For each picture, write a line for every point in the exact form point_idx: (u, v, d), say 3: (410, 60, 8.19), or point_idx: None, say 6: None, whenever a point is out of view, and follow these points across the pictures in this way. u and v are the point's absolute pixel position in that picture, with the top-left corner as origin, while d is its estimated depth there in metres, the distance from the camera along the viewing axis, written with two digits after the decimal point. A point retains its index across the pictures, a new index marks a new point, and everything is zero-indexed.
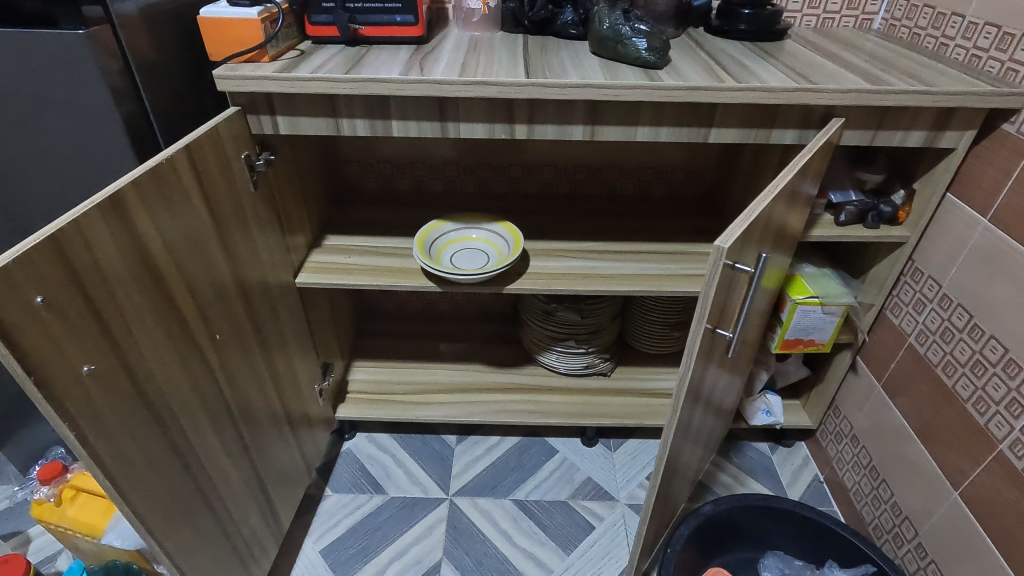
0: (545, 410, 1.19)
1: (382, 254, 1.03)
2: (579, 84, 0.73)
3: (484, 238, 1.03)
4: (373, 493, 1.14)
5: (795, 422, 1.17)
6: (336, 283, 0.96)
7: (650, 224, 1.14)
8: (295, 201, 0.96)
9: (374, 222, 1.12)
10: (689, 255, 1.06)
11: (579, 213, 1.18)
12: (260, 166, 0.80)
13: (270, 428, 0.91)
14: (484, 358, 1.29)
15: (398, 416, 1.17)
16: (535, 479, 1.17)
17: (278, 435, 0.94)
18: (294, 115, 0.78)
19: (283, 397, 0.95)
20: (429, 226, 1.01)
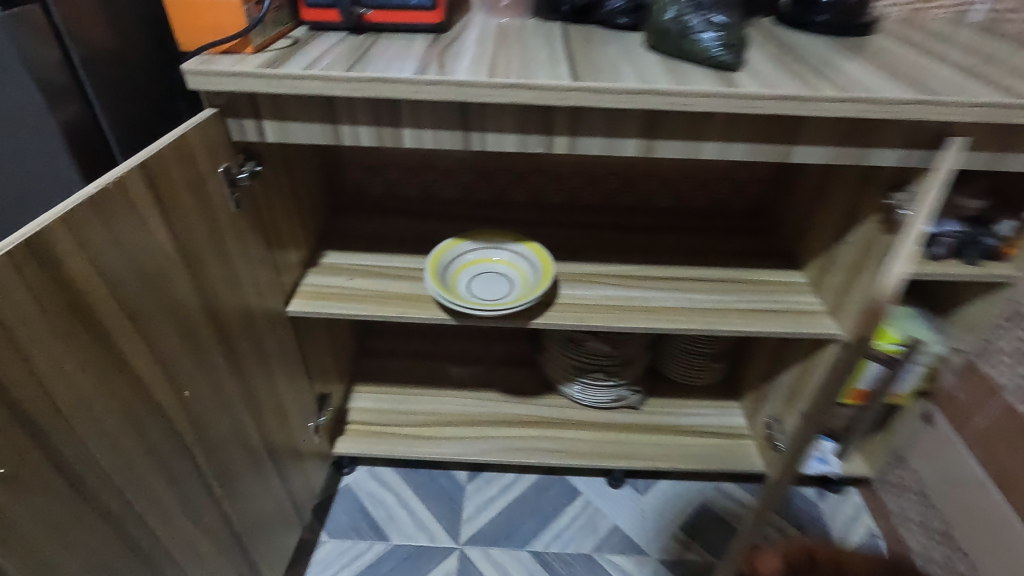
0: (568, 449, 1.06)
1: (388, 276, 0.89)
2: (639, 89, 0.58)
3: (506, 261, 0.89)
4: (374, 541, 1.01)
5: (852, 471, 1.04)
6: (334, 312, 0.83)
7: (694, 244, 1.00)
8: (287, 216, 0.82)
9: (378, 235, 0.98)
10: (743, 283, 0.92)
11: (612, 228, 1.03)
12: (243, 180, 0.66)
13: (257, 483, 0.78)
14: (500, 385, 1.16)
15: (403, 452, 1.05)
16: (555, 526, 1.05)
17: (266, 488, 0.82)
18: (284, 120, 0.64)
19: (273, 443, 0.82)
20: (442, 246, 0.87)
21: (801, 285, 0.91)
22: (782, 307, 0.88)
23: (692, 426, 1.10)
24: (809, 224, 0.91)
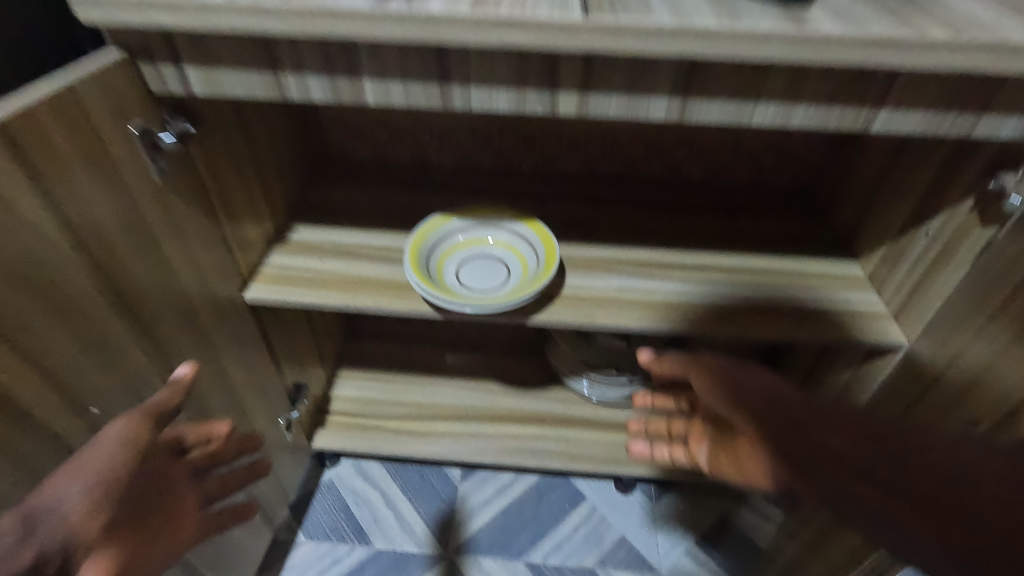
0: (572, 452, 0.95)
1: (365, 259, 0.76)
2: (673, 29, 0.43)
3: (503, 243, 0.75)
4: (355, 545, 0.93)
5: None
6: (298, 302, 0.71)
7: (730, 226, 0.85)
8: (245, 185, 0.69)
9: (359, 207, 0.84)
10: (784, 275, 0.77)
11: (632, 204, 0.88)
12: (169, 144, 0.53)
13: None
14: (501, 375, 1.03)
15: (389, 450, 0.95)
16: (555, 535, 0.95)
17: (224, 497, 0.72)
18: (211, 66, 0.51)
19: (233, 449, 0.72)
20: (426, 225, 0.74)
21: (858, 280, 0.76)
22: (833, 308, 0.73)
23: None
24: (874, 207, 0.75)
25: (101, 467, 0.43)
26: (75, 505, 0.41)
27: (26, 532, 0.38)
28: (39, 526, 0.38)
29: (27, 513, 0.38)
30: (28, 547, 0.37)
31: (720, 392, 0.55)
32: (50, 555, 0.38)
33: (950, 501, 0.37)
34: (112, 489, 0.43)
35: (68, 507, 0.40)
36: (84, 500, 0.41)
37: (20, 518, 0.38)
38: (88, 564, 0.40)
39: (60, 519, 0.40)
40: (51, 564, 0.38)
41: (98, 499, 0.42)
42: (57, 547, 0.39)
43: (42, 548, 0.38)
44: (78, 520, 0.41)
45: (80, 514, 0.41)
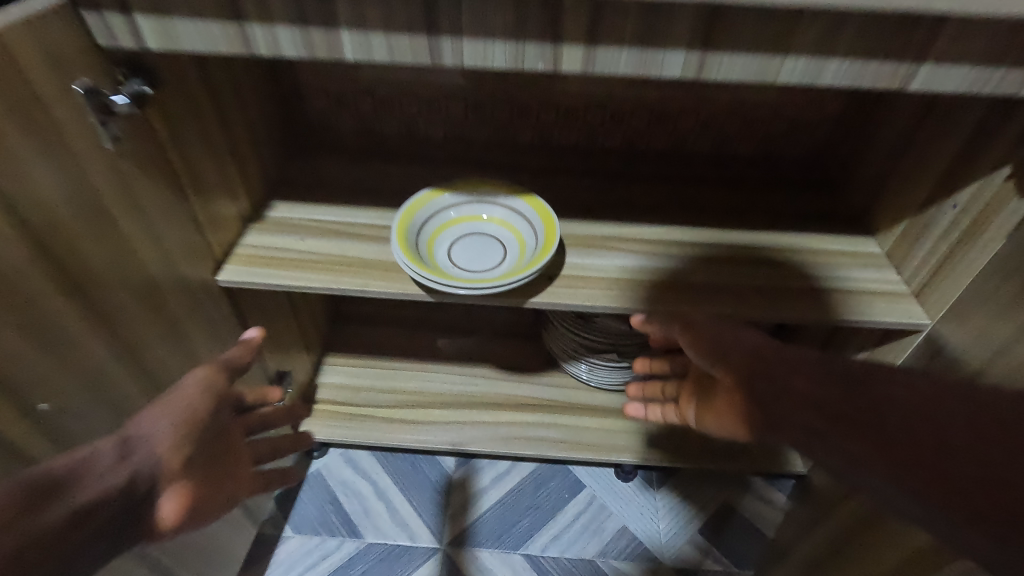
0: (571, 439, 0.91)
1: (349, 237, 0.71)
2: None
3: (499, 219, 0.69)
4: (345, 539, 0.89)
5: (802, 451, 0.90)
6: (276, 284, 0.66)
7: (739, 201, 0.80)
8: (216, 158, 0.63)
9: (343, 182, 0.79)
10: (797, 252, 0.73)
11: (634, 179, 0.83)
12: (122, 107, 0.47)
13: None
14: (496, 360, 0.99)
15: (380, 439, 0.91)
16: (554, 525, 0.91)
17: None
18: (166, 15, 0.46)
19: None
20: (415, 200, 0.68)
21: (874, 257, 0.72)
22: (850, 286, 0.69)
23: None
24: (894, 180, 0.71)
25: (181, 413, 0.51)
26: (159, 441, 0.48)
27: (121, 457, 0.46)
28: (132, 454, 0.46)
29: (121, 445, 0.46)
30: (123, 468, 0.45)
31: (708, 355, 0.53)
32: (139, 477, 0.46)
33: (913, 447, 0.39)
34: (194, 428, 0.52)
35: (157, 438, 0.49)
36: (169, 437, 0.49)
37: (116, 444, 0.46)
38: (169, 492, 0.48)
39: (146, 452, 0.47)
40: (141, 482, 0.46)
41: (180, 437, 0.50)
42: (145, 470, 0.47)
43: (133, 471, 0.46)
44: (161, 453, 0.48)
45: (163, 448, 0.48)
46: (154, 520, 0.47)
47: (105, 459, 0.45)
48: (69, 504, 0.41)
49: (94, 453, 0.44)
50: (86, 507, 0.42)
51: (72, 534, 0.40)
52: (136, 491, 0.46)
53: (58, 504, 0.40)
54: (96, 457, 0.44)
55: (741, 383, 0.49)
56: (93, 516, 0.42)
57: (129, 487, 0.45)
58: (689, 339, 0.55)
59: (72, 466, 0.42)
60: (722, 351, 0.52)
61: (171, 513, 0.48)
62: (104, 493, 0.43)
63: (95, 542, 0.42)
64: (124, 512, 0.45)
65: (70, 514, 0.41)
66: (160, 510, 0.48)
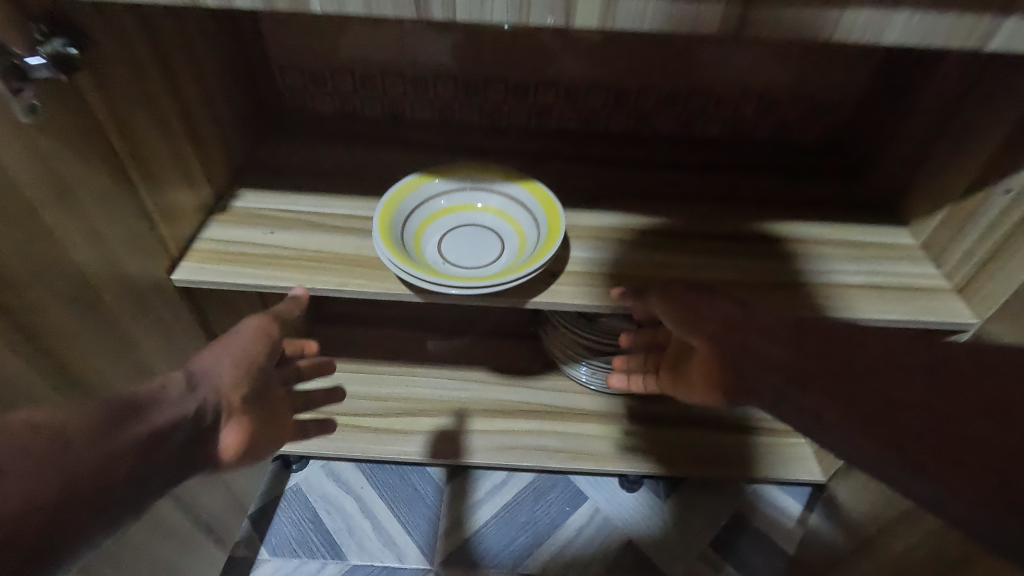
0: (572, 448, 0.84)
1: (324, 230, 0.63)
2: None
3: (494, 209, 0.62)
4: (327, 561, 0.82)
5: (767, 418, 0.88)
6: (241, 284, 0.57)
7: (755, 190, 0.74)
8: (167, 141, 0.55)
9: (318, 168, 0.70)
10: (824, 245, 0.67)
11: (641, 165, 0.76)
12: (40, 71, 0.39)
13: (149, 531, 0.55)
14: (490, 363, 0.91)
15: (364, 451, 0.83)
16: (554, 540, 0.85)
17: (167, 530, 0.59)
18: None
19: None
20: (399, 187, 0.60)
21: (883, 250, 0.67)
22: (848, 284, 0.64)
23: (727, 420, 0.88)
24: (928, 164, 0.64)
25: (240, 352, 0.50)
26: (224, 373, 0.48)
27: (190, 387, 0.45)
28: (203, 384, 0.46)
29: (193, 374, 0.46)
30: (195, 396, 0.45)
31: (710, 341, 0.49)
32: (207, 407, 0.45)
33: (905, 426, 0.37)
34: (254, 368, 0.50)
35: (219, 375, 0.48)
36: (233, 370, 0.48)
37: (185, 374, 0.45)
38: (230, 424, 0.48)
39: (214, 385, 0.47)
40: (211, 411, 0.46)
41: (240, 376, 0.49)
42: (213, 400, 0.46)
43: (204, 401, 0.45)
44: (225, 387, 0.48)
45: (227, 382, 0.48)
46: (218, 450, 0.47)
47: (176, 389, 0.44)
48: (150, 423, 0.40)
49: (168, 382, 0.44)
50: (162, 430, 0.41)
51: (151, 454, 0.40)
52: (203, 422, 0.45)
53: (139, 424, 0.40)
54: (171, 386, 0.44)
55: (721, 355, 0.47)
56: (168, 439, 0.41)
57: (200, 415, 0.44)
58: (664, 307, 0.52)
59: (148, 393, 0.42)
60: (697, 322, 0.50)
61: (232, 443, 0.48)
62: (177, 419, 0.42)
63: (170, 466, 0.41)
64: (193, 441, 0.44)
65: (149, 435, 0.40)
66: (222, 441, 0.47)
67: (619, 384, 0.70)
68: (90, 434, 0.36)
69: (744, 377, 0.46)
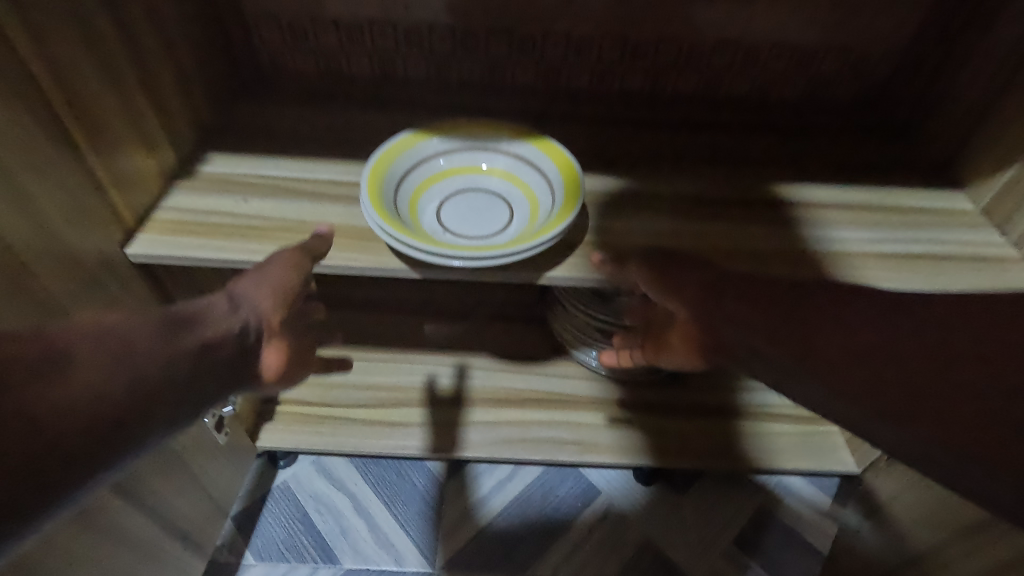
0: (584, 440, 0.77)
1: (304, 198, 0.55)
2: None
3: (502, 172, 0.54)
4: (319, 565, 0.75)
5: (768, 402, 0.81)
6: (208, 258, 0.50)
7: (788, 155, 0.66)
8: (102, 96, 0.47)
9: (298, 130, 0.62)
10: (881, 209, 0.61)
11: (661, 129, 0.68)
12: None
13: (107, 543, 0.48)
14: (493, 349, 0.84)
15: (357, 448, 0.76)
16: (566, 540, 0.78)
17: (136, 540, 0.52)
18: None
19: (138, 478, 0.51)
20: (392, 147, 0.51)
21: (890, 213, 0.61)
22: (849, 248, 0.58)
23: (752, 409, 0.81)
24: None
25: (279, 277, 0.46)
26: (263, 296, 0.45)
27: (232, 308, 0.43)
28: (243, 305, 0.44)
29: (231, 295, 0.43)
30: (236, 316, 0.43)
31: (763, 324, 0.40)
32: (249, 328, 0.43)
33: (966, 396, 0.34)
34: (293, 293, 0.47)
35: (258, 299, 0.45)
36: (271, 292, 0.45)
37: (226, 296, 0.43)
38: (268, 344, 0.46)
39: (253, 307, 0.44)
40: (253, 331, 0.43)
41: (281, 301, 0.46)
42: (255, 321, 0.44)
43: (246, 320, 0.43)
44: (265, 309, 0.45)
45: (267, 304, 0.45)
46: (260, 370, 0.45)
47: (218, 308, 0.42)
48: (197, 337, 0.39)
49: (207, 305, 0.42)
50: (212, 343, 0.40)
51: (202, 367, 0.38)
52: (248, 342, 0.43)
53: (188, 336, 0.38)
54: (212, 306, 0.42)
55: (711, 329, 0.43)
56: (217, 353, 0.40)
57: (243, 334, 0.42)
58: (642, 276, 0.48)
59: (191, 311, 0.41)
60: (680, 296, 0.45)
61: (273, 364, 0.46)
62: (223, 336, 0.41)
63: (220, 380, 0.40)
64: (237, 362, 0.42)
65: (201, 345, 0.39)
66: (262, 360, 0.45)
67: (609, 360, 0.64)
68: (138, 348, 0.35)
69: (784, 359, 0.40)
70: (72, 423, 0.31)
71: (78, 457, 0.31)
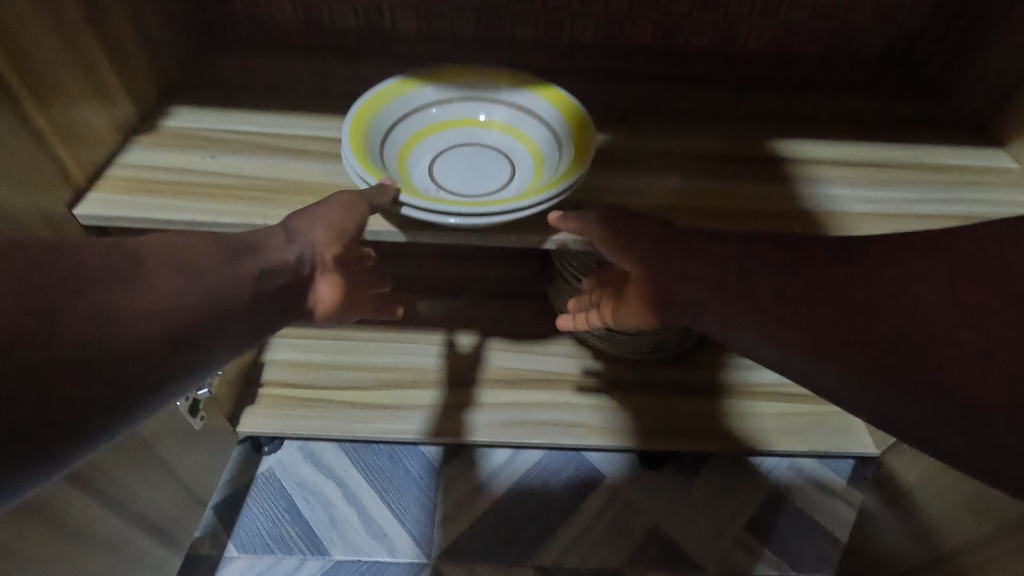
0: (589, 423, 0.72)
1: (280, 156, 0.50)
2: None
3: (501, 125, 0.49)
4: (307, 557, 0.70)
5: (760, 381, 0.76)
6: (169, 218, 0.45)
7: (811, 115, 0.60)
8: (36, 34, 0.40)
9: (273, 85, 0.56)
10: (912, 168, 0.57)
11: (673, 87, 0.62)
12: None
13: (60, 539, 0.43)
14: (491, 327, 0.78)
15: (345, 432, 0.70)
16: (570, 527, 0.74)
17: (98, 534, 0.47)
18: None
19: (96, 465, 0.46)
20: (376, 96, 0.46)
21: (894, 171, 0.56)
22: (849, 208, 0.53)
23: (761, 386, 0.76)
24: None
25: (338, 213, 0.43)
26: (320, 230, 0.42)
27: (289, 239, 0.42)
28: (300, 237, 0.42)
29: (288, 226, 0.42)
30: (291, 248, 0.41)
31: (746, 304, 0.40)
32: (303, 261, 0.42)
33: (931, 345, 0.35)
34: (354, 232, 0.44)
35: (315, 233, 0.42)
36: (328, 228, 0.42)
37: (285, 226, 0.42)
38: (324, 280, 0.44)
39: (309, 240, 0.42)
40: (308, 264, 0.42)
41: (341, 238, 0.43)
42: (310, 255, 0.42)
43: (301, 253, 0.42)
44: (321, 244, 0.43)
45: (323, 239, 0.42)
46: (312, 303, 0.43)
47: (277, 238, 0.41)
48: (257, 263, 0.39)
49: (268, 233, 0.42)
50: (269, 270, 0.40)
51: (267, 288, 0.39)
52: (300, 274, 0.42)
53: (248, 261, 0.39)
54: (269, 236, 0.41)
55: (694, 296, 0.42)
56: (271, 282, 0.40)
57: (298, 267, 0.41)
58: (599, 236, 0.46)
59: (251, 239, 0.41)
60: (653, 264, 0.44)
61: (327, 298, 0.44)
62: (278, 265, 0.40)
63: (276, 307, 0.40)
64: (285, 295, 0.41)
65: (259, 272, 0.39)
66: (316, 295, 0.43)
67: (566, 327, 0.60)
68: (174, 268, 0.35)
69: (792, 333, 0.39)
70: (155, 320, 0.32)
71: (144, 365, 0.32)
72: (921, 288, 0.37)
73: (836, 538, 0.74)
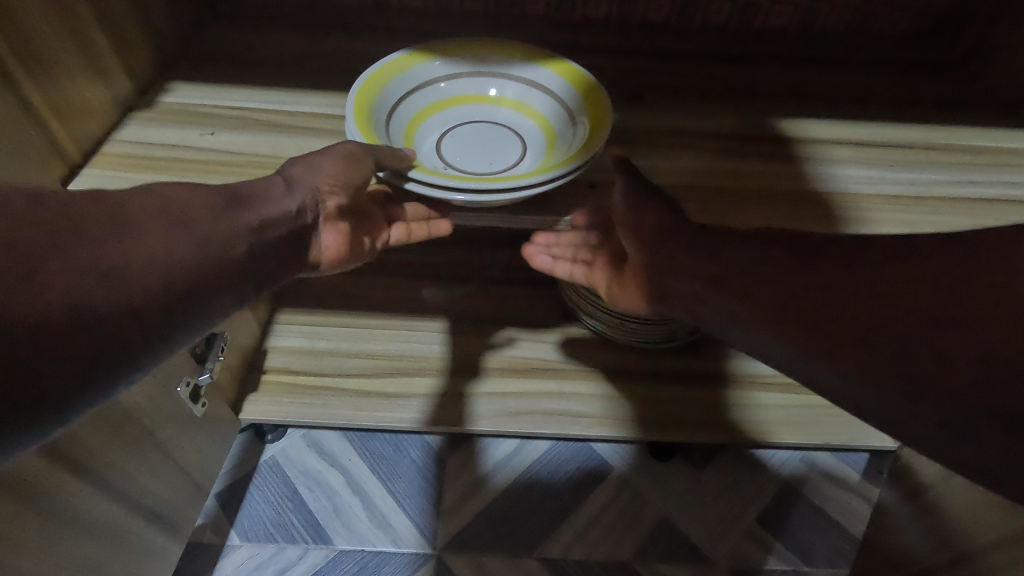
0: (600, 414, 0.70)
1: (282, 133, 0.48)
2: None
3: (511, 100, 0.47)
4: (310, 546, 0.69)
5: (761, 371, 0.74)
6: None
7: (832, 96, 0.58)
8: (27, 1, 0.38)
9: (274, 62, 0.54)
10: (937, 150, 0.55)
11: (689, 65, 0.59)
12: None
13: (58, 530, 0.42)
14: (498, 315, 0.77)
15: (349, 419, 0.69)
16: (577, 518, 0.72)
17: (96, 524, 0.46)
18: None
19: (93, 452, 0.44)
20: (383, 69, 0.44)
21: (913, 153, 0.54)
22: (861, 190, 0.51)
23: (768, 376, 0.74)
24: None
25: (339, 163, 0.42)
26: (321, 179, 0.42)
27: (289, 189, 0.42)
28: (299, 186, 0.42)
29: (288, 175, 0.42)
30: (292, 198, 0.42)
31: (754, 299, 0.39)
32: (305, 209, 0.43)
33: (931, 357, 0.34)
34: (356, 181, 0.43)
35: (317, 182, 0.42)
36: (328, 178, 0.42)
37: (285, 174, 0.43)
38: (326, 228, 0.45)
39: (308, 189, 0.42)
40: (310, 212, 0.43)
41: (342, 186, 0.43)
42: (312, 203, 0.43)
43: (302, 202, 0.42)
44: (322, 193, 0.43)
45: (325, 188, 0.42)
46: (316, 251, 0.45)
47: (276, 188, 0.42)
48: (256, 214, 0.40)
49: (269, 184, 0.43)
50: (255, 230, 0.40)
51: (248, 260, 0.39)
52: (304, 223, 0.43)
53: (247, 212, 0.40)
54: (270, 187, 0.42)
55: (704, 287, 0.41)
56: (271, 233, 0.41)
57: (300, 215, 0.42)
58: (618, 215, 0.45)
59: (254, 191, 0.42)
60: (663, 253, 0.43)
61: (332, 247, 0.45)
62: (279, 216, 0.41)
63: (264, 266, 0.41)
64: (274, 249, 0.41)
65: (257, 223, 0.40)
66: (320, 243, 0.45)
67: (541, 268, 0.49)
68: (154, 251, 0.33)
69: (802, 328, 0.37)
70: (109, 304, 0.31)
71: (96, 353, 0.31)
72: (932, 293, 0.36)
73: (849, 532, 0.72)
